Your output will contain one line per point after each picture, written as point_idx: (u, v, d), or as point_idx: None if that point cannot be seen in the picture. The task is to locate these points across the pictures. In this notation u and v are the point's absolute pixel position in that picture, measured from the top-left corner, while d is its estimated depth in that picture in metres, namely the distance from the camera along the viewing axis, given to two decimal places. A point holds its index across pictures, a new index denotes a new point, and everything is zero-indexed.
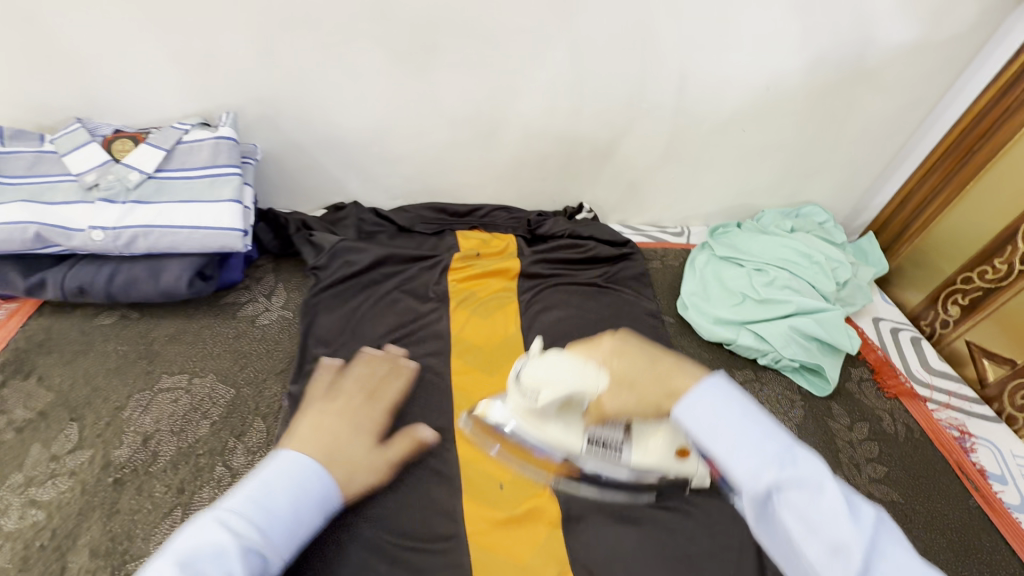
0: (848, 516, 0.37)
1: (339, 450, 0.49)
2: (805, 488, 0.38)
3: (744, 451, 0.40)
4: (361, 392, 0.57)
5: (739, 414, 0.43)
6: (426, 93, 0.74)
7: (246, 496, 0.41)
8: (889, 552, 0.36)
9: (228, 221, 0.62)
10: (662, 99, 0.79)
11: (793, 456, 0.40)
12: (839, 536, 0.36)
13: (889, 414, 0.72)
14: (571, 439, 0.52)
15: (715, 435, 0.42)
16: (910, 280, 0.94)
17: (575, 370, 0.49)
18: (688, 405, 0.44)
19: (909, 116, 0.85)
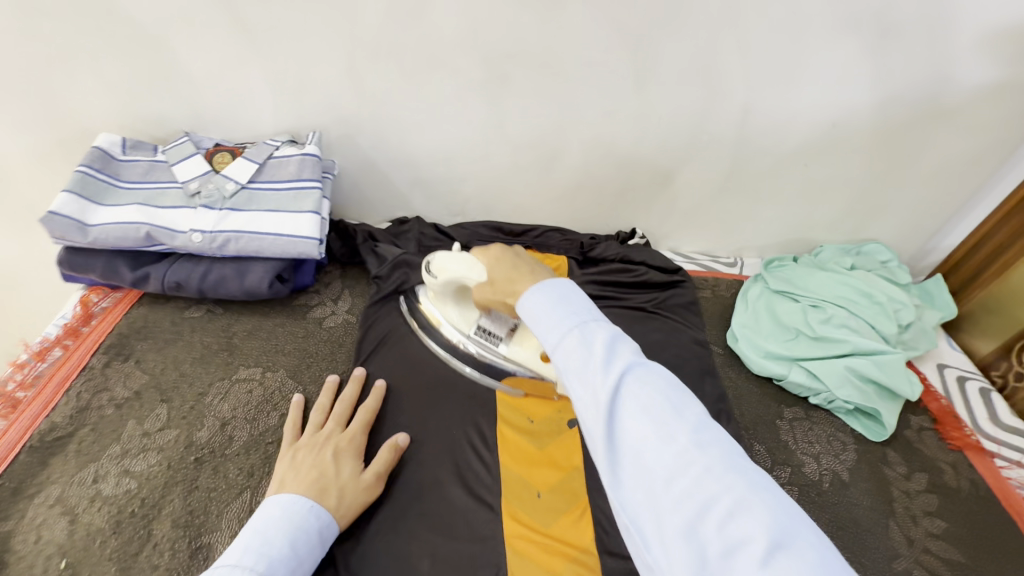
0: (606, 364, 0.36)
1: (327, 481, 0.52)
2: (577, 350, 0.38)
3: (545, 322, 0.41)
4: (336, 420, 0.59)
5: (552, 300, 0.42)
6: (494, 118, 0.78)
7: (241, 548, 0.43)
8: (643, 391, 0.35)
9: (307, 230, 0.68)
10: (722, 132, 0.80)
11: (581, 326, 0.39)
12: (593, 385, 0.36)
13: (952, 467, 0.68)
14: (466, 322, 0.69)
15: (535, 322, 0.42)
16: (983, 327, 0.89)
17: (467, 266, 0.61)
18: (525, 298, 0.44)
19: (986, 158, 0.82)
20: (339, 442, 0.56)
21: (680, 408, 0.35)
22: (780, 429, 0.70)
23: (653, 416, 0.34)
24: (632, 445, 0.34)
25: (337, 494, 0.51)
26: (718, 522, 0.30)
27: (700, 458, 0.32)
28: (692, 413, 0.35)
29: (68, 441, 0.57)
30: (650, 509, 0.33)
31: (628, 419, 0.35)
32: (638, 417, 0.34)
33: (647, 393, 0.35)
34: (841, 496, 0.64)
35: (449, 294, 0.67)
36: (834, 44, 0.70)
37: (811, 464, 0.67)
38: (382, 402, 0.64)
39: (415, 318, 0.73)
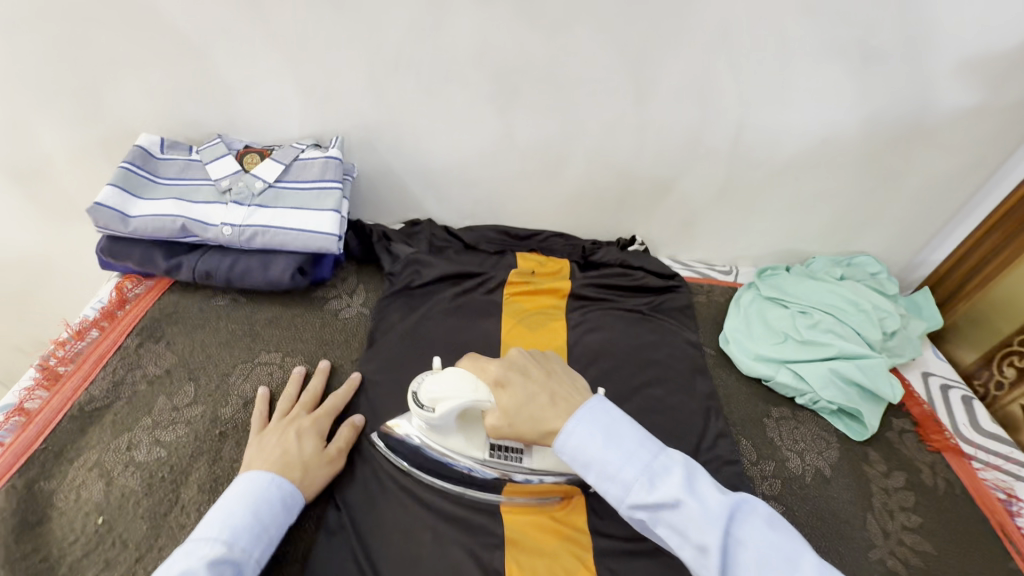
0: (702, 515, 0.43)
1: (291, 457, 0.57)
2: (667, 507, 0.45)
3: (611, 478, 0.47)
4: (300, 404, 0.64)
5: (602, 439, 0.48)
6: (504, 128, 0.84)
7: (206, 524, 0.48)
8: (747, 532, 0.43)
9: (328, 226, 0.73)
10: (718, 146, 0.85)
11: (651, 475, 0.46)
12: (700, 542, 0.43)
13: (930, 467, 0.72)
14: (473, 450, 0.59)
15: (587, 467, 0.48)
16: (965, 337, 0.94)
17: (470, 387, 0.54)
18: (561, 438, 0.49)
19: (968, 176, 0.86)
20: (302, 423, 0.61)
21: (781, 542, 0.42)
22: (766, 426, 0.74)
23: (765, 559, 0.41)
24: None
25: (301, 468, 0.56)
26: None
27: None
28: (795, 545, 0.43)
29: (105, 412, 0.62)
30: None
31: (742, 559, 0.42)
32: (753, 559, 0.42)
33: (750, 534, 0.43)
34: (822, 490, 0.67)
35: (450, 425, 0.57)
36: (823, 66, 0.75)
37: (794, 459, 0.70)
38: (392, 386, 0.68)
39: (392, 453, 0.61)
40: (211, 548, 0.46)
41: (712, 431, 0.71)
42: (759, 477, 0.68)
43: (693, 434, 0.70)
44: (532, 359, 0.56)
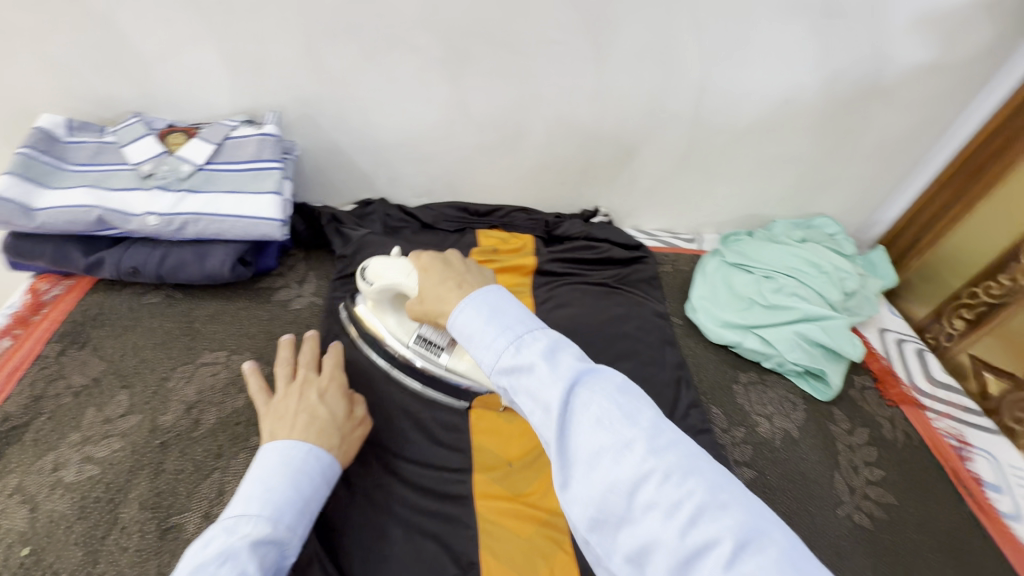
0: (553, 372, 0.37)
1: (320, 421, 0.52)
2: (524, 370, 0.38)
3: (479, 344, 0.41)
4: (305, 365, 0.59)
5: (487, 315, 0.42)
6: (458, 96, 0.78)
7: (242, 498, 0.44)
8: (590, 395, 0.36)
9: (270, 212, 0.67)
10: (680, 110, 0.82)
11: (520, 342, 0.40)
12: (543, 402, 0.36)
13: (890, 421, 0.74)
14: (403, 331, 0.65)
15: (471, 343, 0.42)
16: (918, 293, 0.94)
17: (403, 272, 0.60)
18: (454, 317, 0.44)
19: (923, 133, 0.87)
20: (320, 384, 0.57)
21: (631, 407, 0.36)
22: (736, 393, 0.74)
23: (606, 419, 0.35)
24: (589, 455, 0.35)
25: (336, 432, 0.52)
26: (679, 518, 0.32)
27: (637, 443, 0.34)
28: (639, 409, 0.36)
29: (23, 431, 0.55)
30: (604, 512, 0.33)
31: (582, 425, 0.36)
32: (594, 421, 0.35)
33: (598, 396, 0.36)
34: (792, 451, 0.68)
35: (388, 301, 0.65)
36: (783, 24, 0.73)
37: (764, 424, 0.71)
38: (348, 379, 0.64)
39: None
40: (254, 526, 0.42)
41: (685, 402, 0.71)
42: (731, 444, 0.68)
43: (665, 407, 0.70)
44: (464, 257, 0.53)
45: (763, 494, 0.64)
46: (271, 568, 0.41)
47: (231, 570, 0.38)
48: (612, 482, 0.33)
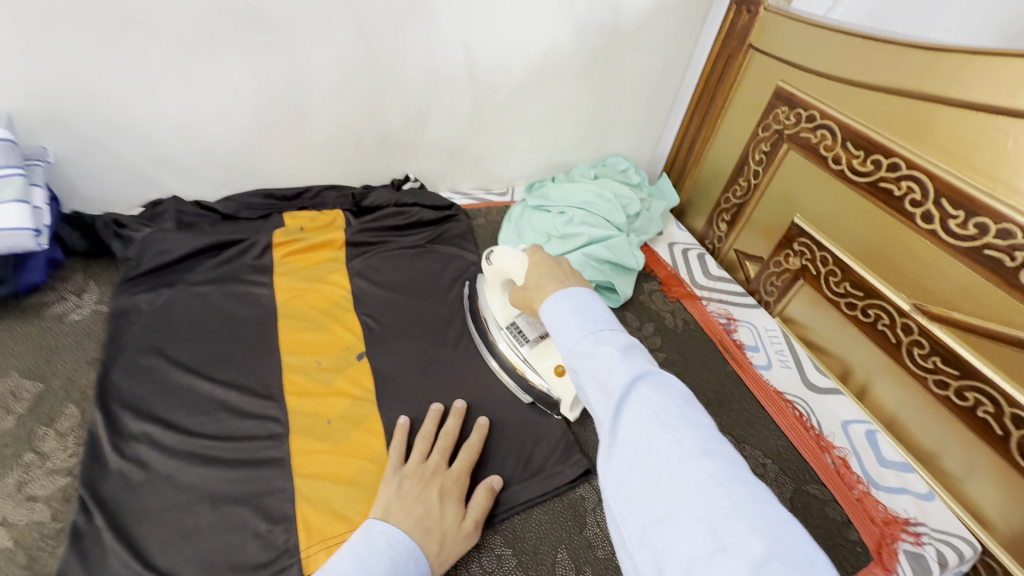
0: (622, 363, 0.38)
1: (433, 521, 0.51)
2: (597, 357, 0.39)
3: (564, 329, 0.43)
4: (441, 452, 0.58)
5: (575, 311, 0.43)
6: (224, 79, 0.77)
7: (349, 569, 0.42)
8: (653, 394, 0.36)
9: (15, 221, 0.63)
10: (455, 71, 0.88)
11: (598, 333, 0.40)
12: (607, 385, 0.37)
13: (671, 313, 0.87)
14: (503, 316, 0.71)
15: (556, 328, 0.44)
16: (697, 207, 1.10)
17: (521, 262, 0.63)
18: (545, 306, 0.46)
19: (669, 70, 1.01)
20: (446, 479, 0.55)
21: (688, 412, 0.36)
22: None
23: (661, 419, 0.35)
24: (637, 444, 0.35)
25: (438, 538, 0.50)
26: (717, 515, 0.31)
27: (693, 448, 0.34)
28: (697, 418, 0.36)
29: None
30: (639, 492, 0.34)
31: (640, 423, 0.36)
32: (644, 416, 0.36)
33: (658, 397, 0.36)
34: None
35: (499, 285, 0.70)
36: None
37: None
38: (139, 377, 0.62)
39: (128, 368, 0.63)
40: None
41: None
42: None
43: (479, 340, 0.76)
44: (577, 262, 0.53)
45: None
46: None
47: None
48: (651, 470, 0.34)
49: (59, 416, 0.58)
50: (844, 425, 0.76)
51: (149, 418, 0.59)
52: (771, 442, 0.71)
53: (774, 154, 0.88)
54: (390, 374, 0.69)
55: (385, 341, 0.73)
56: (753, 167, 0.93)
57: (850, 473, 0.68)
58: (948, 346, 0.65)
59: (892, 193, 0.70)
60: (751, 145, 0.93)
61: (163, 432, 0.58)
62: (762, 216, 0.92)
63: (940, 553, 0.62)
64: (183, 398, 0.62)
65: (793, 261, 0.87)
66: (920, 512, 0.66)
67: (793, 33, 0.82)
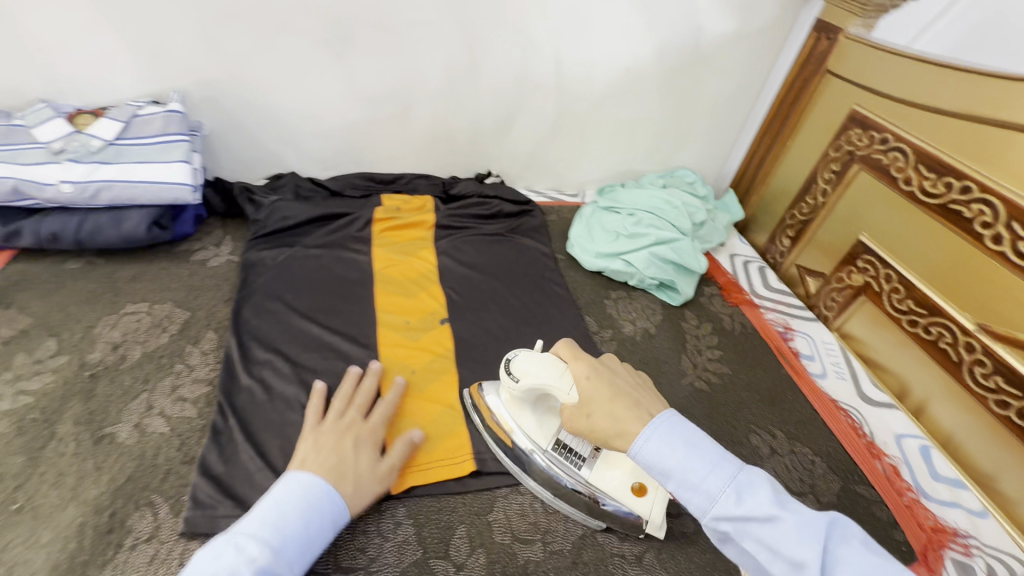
0: (797, 530, 0.40)
1: (345, 467, 0.53)
2: (758, 521, 0.41)
3: (693, 483, 0.44)
4: (357, 408, 0.60)
5: (684, 449, 0.46)
6: (348, 75, 0.89)
7: (259, 518, 0.46)
8: (842, 555, 0.39)
9: (179, 177, 0.76)
10: (545, 79, 0.97)
11: (739, 488, 0.43)
12: (796, 559, 0.39)
13: (730, 316, 0.92)
14: (542, 438, 0.60)
15: (672, 481, 0.46)
16: (760, 223, 1.13)
17: (558, 374, 0.56)
18: (637, 448, 0.47)
19: (743, 90, 1.07)
20: (361, 430, 0.57)
21: (886, 569, 0.38)
22: (607, 305, 0.89)
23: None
24: None
25: (353, 480, 0.52)
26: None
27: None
28: (897, 573, 0.38)
29: None
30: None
31: None
32: None
33: (848, 553, 0.39)
34: (649, 343, 0.83)
35: (531, 401, 0.60)
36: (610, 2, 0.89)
37: (628, 325, 0.86)
38: (264, 316, 0.74)
39: (256, 308, 0.74)
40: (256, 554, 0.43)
41: (563, 315, 0.84)
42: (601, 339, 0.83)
43: (548, 319, 0.83)
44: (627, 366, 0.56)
45: None
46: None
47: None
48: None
49: (202, 338, 0.70)
50: (898, 438, 0.77)
51: (273, 349, 0.69)
52: (822, 443, 0.74)
53: (844, 174, 0.91)
54: (469, 339, 0.77)
55: (465, 312, 0.82)
56: (822, 185, 0.96)
57: (899, 480, 0.71)
58: (1011, 366, 0.67)
59: (963, 216, 0.72)
60: (821, 165, 0.97)
61: (283, 362, 0.68)
62: (827, 233, 0.95)
63: (989, 565, 0.63)
64: (299, 337, 0.72)
65: (855, 278, 0.90)
66: (971, 526, 0.67)
67: (873, 60, 0.86)
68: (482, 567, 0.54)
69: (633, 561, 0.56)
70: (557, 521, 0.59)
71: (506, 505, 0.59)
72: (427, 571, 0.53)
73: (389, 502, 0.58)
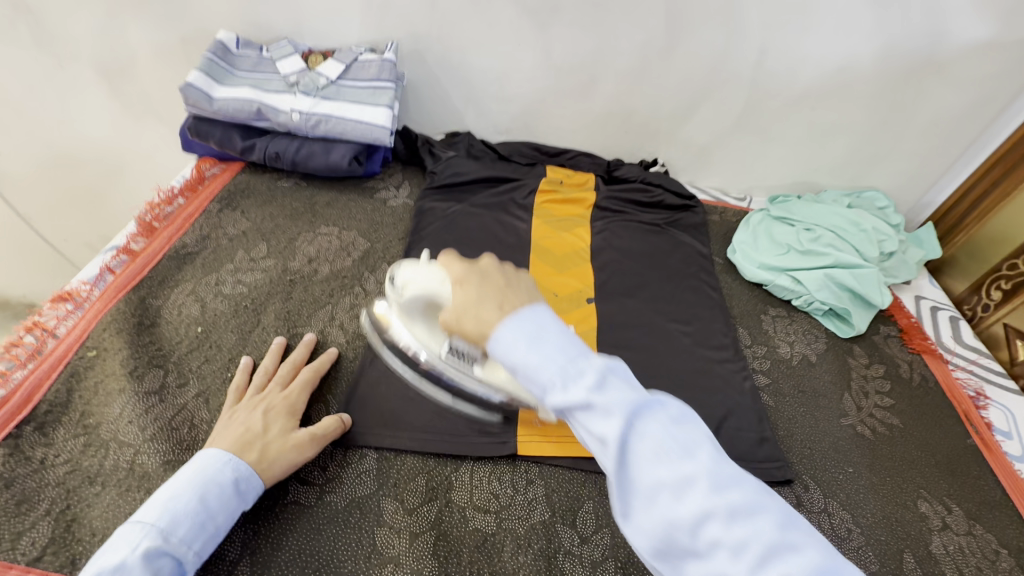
0: (610, 410, 0.35)
1: (256, 437, 0.52)
2: (578, 405, 0.36)
3: (529, 370, 0.38)
4: (277, 380, 0.59)
5: (528, 339, 0.39)
6: (544, 43, 0.90)
7: (150, 502, 0.45)
8: (650, 431, 0.36)
9: (382, 120, 0.82)
10: (742, 71, 0.90)
11: (567, 369, 0.37)
12: (602, 438, 0.35)
13: (908, 364, 0.80)
14: (433, 344, 0.59)
15: (511, 366, 0.40)
16: (961, 268, 0.98)
17: (437, 280, 0.53)
18: (492, 342, 0.41)
19: (979, 112, 0.90)
20: (275, 401, 0.56)
21: (688, 441, 0.35)
22: (763, 320, 0.83)
23: (664, 454, 0.35)
24: (651, 488, 0.34)
25: (258, 450, 0.51)
26: (747, 558, 0.31)
27: (697, 478, 0.33)
28: (698, 442, 0.36)
29: (195, 257, 0.73)
30: (670, 544, 0.34)
31: (641, 461, 0.35)
32: (650, 456, 0.35)
33: (656, 431, 0.35)
34: (806, 370, 0.76)
35: (419, 312, 0.57)
36: None
37: (785, 346, 0.79)
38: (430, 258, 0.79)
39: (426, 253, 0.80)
40: (145, 539, 0.42)
41: (715, 319, 0.80)
42: (751, 355, 0.77)
43: (699, 321, 0.79)
44: (505, 266, 0.47)
45: (773, 395, 0.73)
46: None
47: None
48: (674, 517, 0.33)
49: (378, 268, 0.77)
50: None
51: None
52: (1009, 534, 0.62)
53: None
54: (614, 323, 0.77)
55: (613, 296, 0.81)
56: None
57: None
58: None
59: None
60: None
61: None
62: None
63: None
64: None
65: None
66: None
67: None
68: (607, 547, 0.53)
69: None
70: None
71: None
72: (553, 536, 0.53)
73: (522, 459, 0.59)
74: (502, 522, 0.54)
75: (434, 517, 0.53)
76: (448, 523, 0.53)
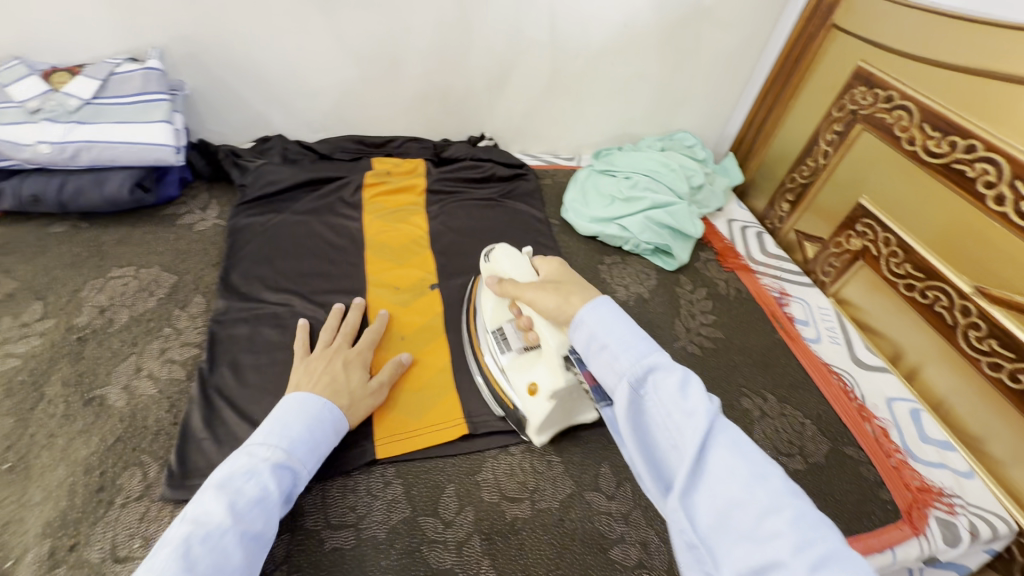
0: (704, 392, 0.38)
1: (339, 384, 0.57)
2: (673, 378, 0.39)
3: (625, 340, 0.42)
4: (343, 335, 0.64)
5: (626, 319, 0.44)
6: (334, 30, 0.85)
7: (265, 429, 0.49)
8: (726, 426, 0.37)
9: (161, 138, 0.73)
10: (539, 36, 0.93)
11: (664, 354, 0.41)
12: (688, 408, 0.37)
13: (725, 282, 0.91)
14: (491, 319, 0.66)
15: (607, 336, 0.43)
16: (760, 188, 1.10)
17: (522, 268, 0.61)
18: (591, 311, 0.45)
19: (745, 50, 1.03)
20: (348, 354, 0.62)
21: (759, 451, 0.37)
22: (600, 270, 0.88)
23: (743, 447, 0.36)
24: (722, 472, 0.35)
25: (348, 396, 0.57)
26: (809, 554, 0.30)
27: (773, 476, 0.35)
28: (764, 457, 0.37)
29: None
30: (728, 527, 0.33)
31: (719, 447, 0.36)
32: (727, 446, 0.36)
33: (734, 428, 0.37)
34: (642, 307, 0.83)
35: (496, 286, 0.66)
36: None
37: (622, 290, 0.85)
38: (250, 279, 0.73)
39: (245, 275, 0.73)
40: (271, 453, 0.47)
41: None
42: None
43: None
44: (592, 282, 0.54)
45: None
46: (284, 492, 0.47)
47: (253, 488, 0.44)
48: (740, 498, 0.34)
49: (190, 302, 0.69)
50: (889, 401, 0.76)
51: (262, 313, 0.69)
52: (811, 405, 0.74)
53: (846, 135, 0.89)
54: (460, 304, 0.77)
55: (455, 278, 0.81)
56: (824, 146, 0.93)
57: (888, 442, 0.71)
58: (1005, 328, 0.65)
59: (965, 175, 0.69)
60: (825, 123, 0.93)
61: (270, 326, 0.68)
62: (826, 196, 0.93)
63: (973, 524, 0.63)
64: (286, 300, 0.71)
65: (854, 242, 0.87)
66: (956, 485, 0.67)
67: (883, 11, 0.82)
68: (471, 524, 0.54)
69: (619, 517, 0.57)
70: (546, 480, 0.59)
71: (494, 465, 0.60)
72: (416, 529, 0.53)
73: (377, 462, 0.58)
74: (361, 532, 0.52)
75: (285, 550, 0.50)
76: (302, 551, 0.50)
